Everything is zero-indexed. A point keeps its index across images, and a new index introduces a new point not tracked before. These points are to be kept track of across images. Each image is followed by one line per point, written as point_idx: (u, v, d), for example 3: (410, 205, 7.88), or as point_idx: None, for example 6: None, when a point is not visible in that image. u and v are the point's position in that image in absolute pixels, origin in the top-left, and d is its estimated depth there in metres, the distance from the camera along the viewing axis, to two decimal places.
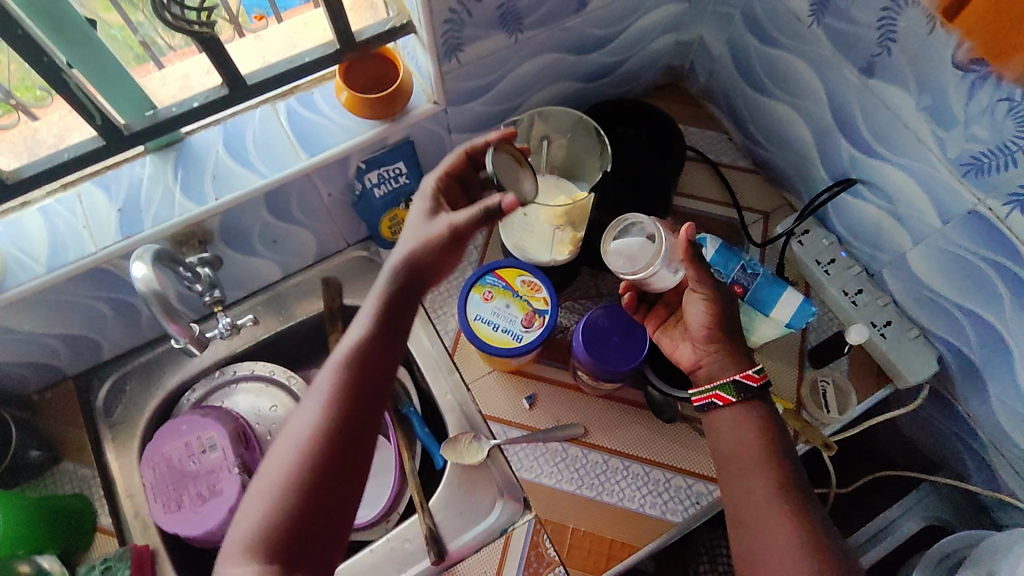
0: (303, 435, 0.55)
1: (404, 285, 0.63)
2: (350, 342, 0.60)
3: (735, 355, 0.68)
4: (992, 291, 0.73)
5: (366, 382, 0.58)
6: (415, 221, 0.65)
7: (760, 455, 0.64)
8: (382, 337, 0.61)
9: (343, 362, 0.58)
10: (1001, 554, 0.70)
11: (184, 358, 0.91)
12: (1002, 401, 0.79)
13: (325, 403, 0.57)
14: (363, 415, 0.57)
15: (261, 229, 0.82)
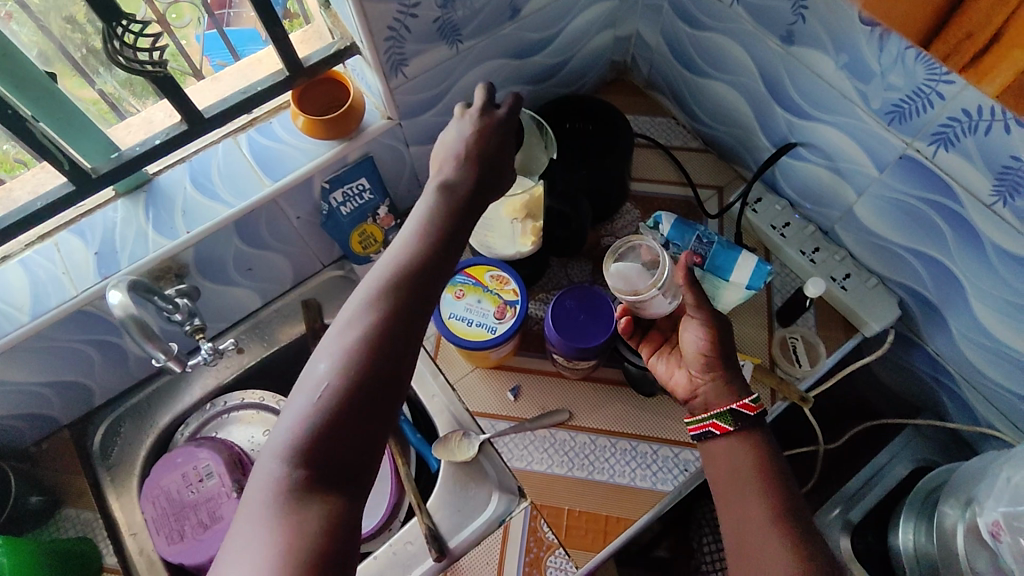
0: (348, 341, 0.53)
1: (455, 206, 0.62)
2: (403, 250, 0.58)
3: (735, 385, 0.69)
4: (936, 229, 0.77)
5: (415, 297, 0.57)
6: (462, 146, 0.66)
7: (757, 490, 0.63)
8: (436, 250, 0.60)
9: (394, 275, 0.57)
10: (977, 479, 0.72)
11: (175, 394, 0.94)
12: (963, 334, 0.82)
13: (377, 305, 0.55)
14: (409, 331, 0.56)
15: (236, 258, 0.86)
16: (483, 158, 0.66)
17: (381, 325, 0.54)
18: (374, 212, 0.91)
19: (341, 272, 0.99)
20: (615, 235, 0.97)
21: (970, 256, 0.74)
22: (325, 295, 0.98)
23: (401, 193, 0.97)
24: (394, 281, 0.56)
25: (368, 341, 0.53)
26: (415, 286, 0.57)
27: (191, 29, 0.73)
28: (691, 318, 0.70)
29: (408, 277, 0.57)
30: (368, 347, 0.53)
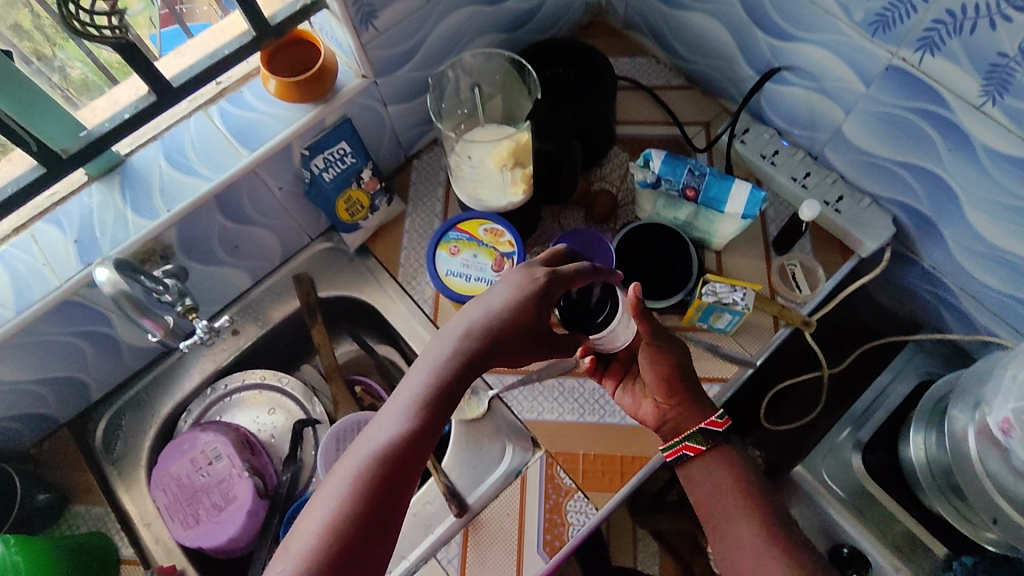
0: (359, 464, 0.56)
1: (467, 369, 0.63)
2: (405, 409, 0.60)
3: (699, 406, 0.72)
4: (927, 139, 0.76)
5: (411, 468, 0.57)
6: (512, 284, 0.67)
7: (744, 510, 0.66)
8: (447, 396, 0.61)
9: (393, 440, 0.57)
10: (983, 381, 0.73)
11: (174, 382, 0.92)
12: (959, 244, 0.82)
13: (383, 448, 0.57)
14: (404, 493, 0.56)
15: (221, 235, 0.83)
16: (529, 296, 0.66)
17: (385, 466, 0.56)
18: (357, 177, 0.88)
19: (330, 244, 0.97)
20: (604, 180, 0.96)
21: (962, 161, 0.74)
22: (316, 269, 0.96)
23: (384, 157, 0.95)
24: (393, 446, 0.57)
25: (372, 467, 0.56)
26: (419, 439, 0.58)
27: (146, 29, 0.70)
28: (647, 346, 0.72)
29: (406, 445, 0.57)
30: (376, 464, 0.56)
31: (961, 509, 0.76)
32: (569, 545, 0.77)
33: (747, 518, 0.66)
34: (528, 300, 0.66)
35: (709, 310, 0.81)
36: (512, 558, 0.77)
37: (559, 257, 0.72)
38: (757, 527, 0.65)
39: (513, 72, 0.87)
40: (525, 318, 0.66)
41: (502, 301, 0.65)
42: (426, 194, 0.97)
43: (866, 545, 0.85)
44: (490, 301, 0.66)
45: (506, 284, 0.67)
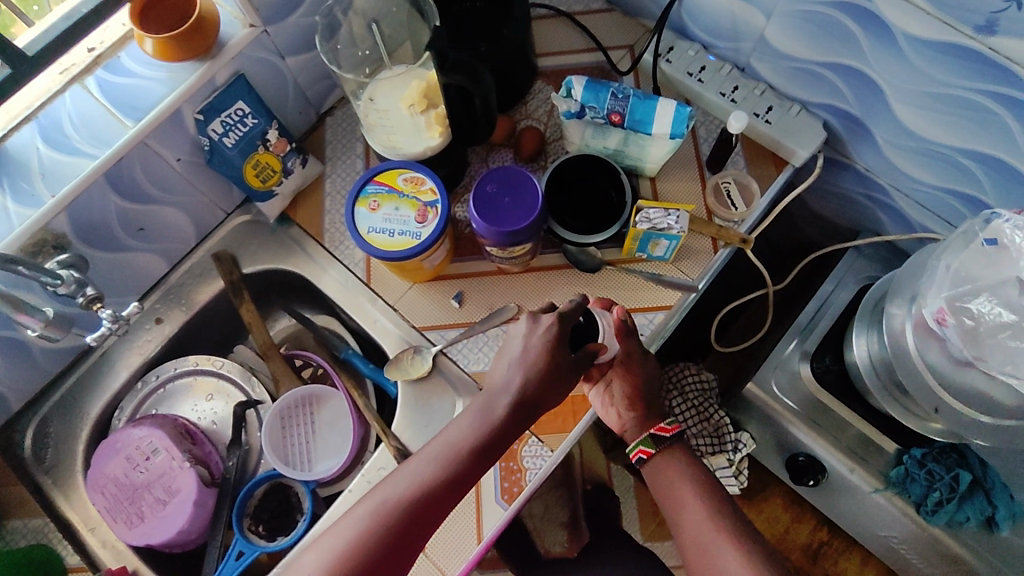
0: (373, 511, 0.63)
1: (498, 432, 0.66)
2: (425, 463, 0.65)
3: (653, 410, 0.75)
4: (849, 35, 0.74)
5: (419, 520, 0.63)
6: (538, 338, 0.69)
7: (694, 496, 0.70)
8: (480, 453, 0.66)
9: (408, 491, 0.64)
10: (919, 276, 0.73)
11: (100, 381, 0.86)
12: (888, 142, 0.82)
13: (416, 488, 0.64)
14: (421, 534, 0.64)
15: (120, 217, 0.77)
16: (553, 359, 0.67)
17: (394, 517, 0.63)
18: (263, 139, 0.82)
19: (250, 216, 0.91)
20: (529, 118, 0.91)
21: (884, 55, 0.72)
22: (237, 244, 0.90)
23: (292, 117, 0.88)
24: (406, 496, 0.63)
25: (382, 519, 0.63)
26: (440, 492, 0.64)
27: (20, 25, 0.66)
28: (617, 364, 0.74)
29: (417, 499, 0.63)
30: (387, 513, 0.63)
31: (907, 405, 0.76)
32: (528, 490, 0.76)
33: (696, 502, 0.70)
34: (555, 368, 0.67)
35: (646, 237, 0.79)
36: (472, 510, 0.76)
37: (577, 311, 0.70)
38: (703, 506, 0.69)
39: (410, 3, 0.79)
40: (548, 385, 0.67)
41: (526, 366, 0.68)
42: (345, 152, 0.91)
43: (820, 449, 0.89)
44: (518, 361, 0.68)
45: (531, 344, 0.69)
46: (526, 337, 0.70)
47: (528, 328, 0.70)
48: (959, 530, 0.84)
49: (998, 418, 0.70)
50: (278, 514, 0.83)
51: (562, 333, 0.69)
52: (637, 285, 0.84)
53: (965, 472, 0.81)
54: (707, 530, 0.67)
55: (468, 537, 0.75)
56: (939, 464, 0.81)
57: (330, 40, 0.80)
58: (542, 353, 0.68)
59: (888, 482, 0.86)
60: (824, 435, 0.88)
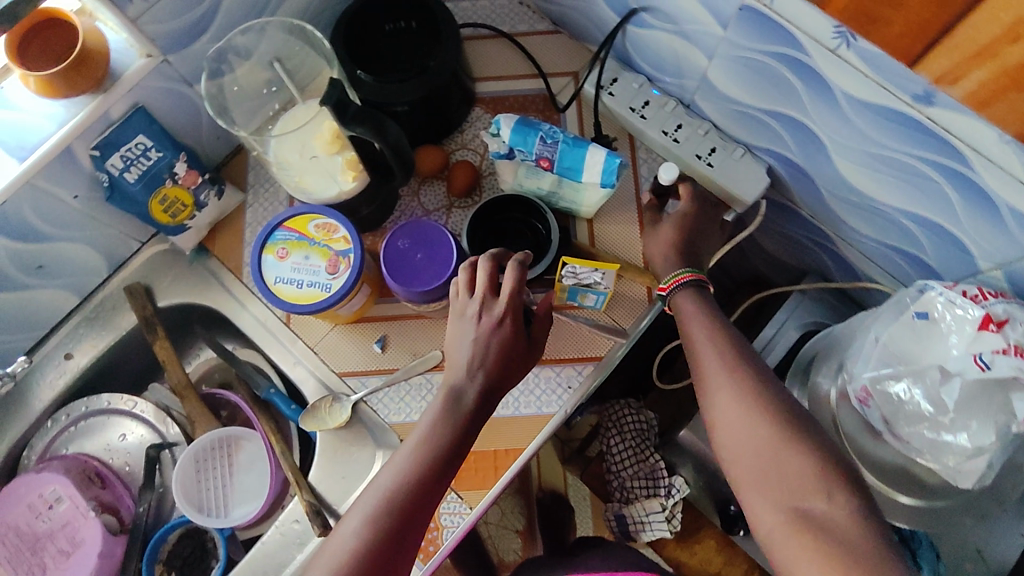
0: (355, 541, 0.54)
1: (472, 416, 0.60)
2: (400, 472, 0.57)
3: (661, 269, 0.73)
4: (789, 86, 0.70)
5: (408, 537, 0.56)
6: (491, 320, 0.61)
7: (705, 343, 0.60)
8: (457, 441, 0.59)
9: (387, 501, 0.56)
10: (849, 343, 0.71)
11: (6, 420, 0.83)
12: (833, 193, 0.78)
13: (399, 485, 0.57)
14: (419, 529, 0.56)
15: (12, 257, 0.72)
16: (512, 341, 0.62)
17: (380, 540, 0.54)
18: (170, 172, 0.77)
19: (166, 245, 0.86)
20: (465, 148, 0.87)
21: (825, 109, 0.69)
22: (154, 275, 0.86)
23: (210, 144, 0.83)
24: (385, 513, 0.55)
25: (367, 542, 0.54)
26: (427, 487, 0.57)
27: None
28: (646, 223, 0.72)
29: (401, 512, 0.56)
30: (379, 519, 0.55)
31: None
32: (443, 549, 0.74)
33: (700, 340, 0.61)
34: (513, 346, 0.62)
35: (573, 291, 0.76)
36: None
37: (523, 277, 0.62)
38: (718, 356, 0.59)
39: (310, 35, 0.76)
40: (510, 371, 0.62)
41: (487, 354, 0.61)
42: (267, 181, 0.86)
43: None
44: (475, 355, 0.61)
45: (487, 332, 0.61)
46: (476, 328, 0.62)
47: (476, 311, 0.62)
48: None
49: (919, 496, 0.68)
50: (190, 561, 0.80)
51: (513, 314, 0.62)
52: (568, 333, 0.81)
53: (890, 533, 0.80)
54: (713, 373, 0.58)
55: None
56: None
57: (218, 81, 0.76)
58: (504, 346, 0.61)
59: None
60: None
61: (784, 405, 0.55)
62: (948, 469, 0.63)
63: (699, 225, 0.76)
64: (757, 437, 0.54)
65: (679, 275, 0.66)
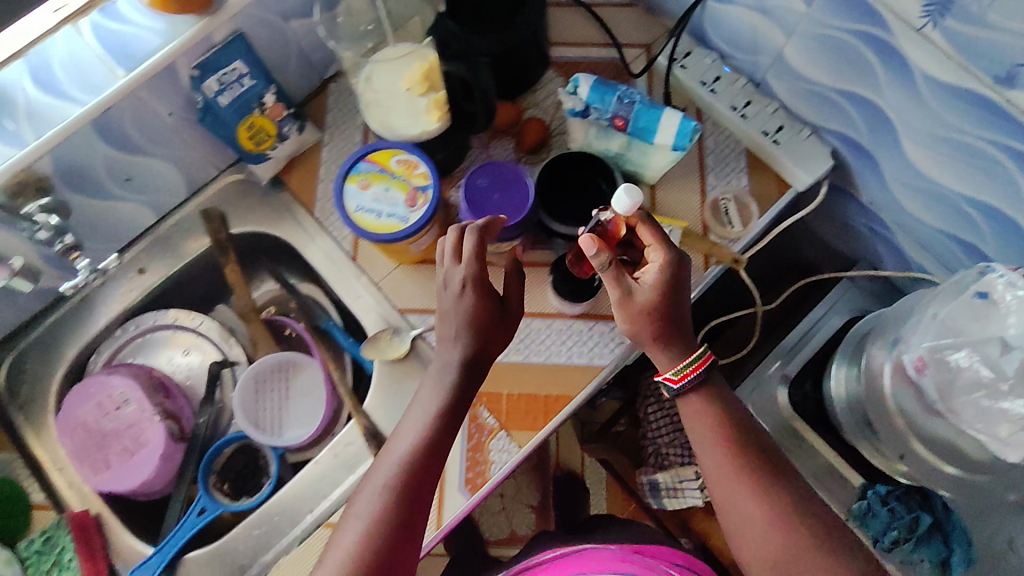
0: (371, 514, 0.60)
1: (456, 396, 0.65)
2: (407, 444, 0.63)
3: (660, 356, 0.67)
4: (869, 67, 0.72)
5: (421, 497, 0.62)
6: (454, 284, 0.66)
7: (722, 447, 0.64)
8: (446, 426, 0.65)
9: (389, 488, 0.61)
10: (904, 319, 0.73)
11: (78, 325, 0.87)
12: (896, 178, 0.80)
13: (398, 472, 0.62)
14: (420, 511, 0.62)
15: (107, 167, 0.76)
16: (477, 302, 0.65)
17: (395, 504, 0.60)
18: (260, 102, 0.80)
19: (241, 176, 0.89)
20: (537, 107, 0.90)
21: (900, 90, 0.71)
22: (228, 202, 0.90)
23: (293, 81, 0.86)
24: (398, 482, 0.61)
25: (383, 509, 0.60)
26: (423, 468, 0.62)
27: None
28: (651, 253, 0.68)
29: (411, 476, 0.62)
30: (384, 507, 0.60)
31: (880, 449, 0.76)
32: (491, 482, 0.79)
33: (713, 441, 0.65)
34: (483, 311, 0.66)
35: None
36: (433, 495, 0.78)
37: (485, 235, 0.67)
38: (721, 447, 0.64)
39: None
40: (494, 334, 0.66)
41: (473, 321, 0.65)
42: (344, 122, 0.90)
43: None
44: (459, 323, 0.65)
45: (465, 296, 0.65)
46: (447, 292, 0.66)
47: (450, 275, 0.66)
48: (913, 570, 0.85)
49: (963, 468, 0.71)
50: (244, 475, 0.84)
51: (474, 276, 0.65)
52: None
53: (926, 514, 0.83)
54: (735, 481, 0.63)
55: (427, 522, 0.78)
56: (902, 503, 0.84)
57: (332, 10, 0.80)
58: (478, 304, 0.65)
59: (850, 514, 0.87)
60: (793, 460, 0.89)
61: (787, 496, 0.62)
62: (997, 441, 0.64)
63: (680, 290, 0.67)
64: (779, 547, 0.60)
65: (691, 365, 0.66)
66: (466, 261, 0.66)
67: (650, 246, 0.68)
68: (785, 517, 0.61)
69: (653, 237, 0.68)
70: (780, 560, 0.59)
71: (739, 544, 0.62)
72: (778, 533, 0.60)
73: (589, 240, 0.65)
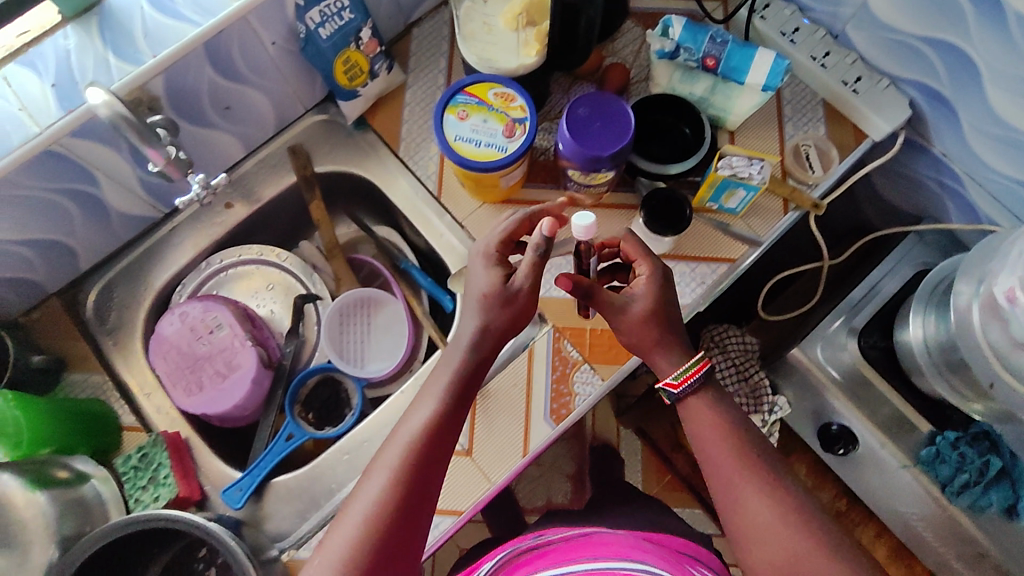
0: (383, 486, 0.58)
1: (472, 373, 0.65)
2: (416, 424, 0.62)
3: (663, 362, 0.67)
4: (958, 11, 0.74)
5: (429, 478, 0.60)
6: (480, 258, 0.69)
7: (727, 448, 0.63)
8: (460, 403, 0.64)
9: (403, 460, 0.59)
10: (990, 257, 0.75)
11: (164, 256, 0.88)
12: (974, 127, 0.82)
13: (412, 443, 0.60)
14: (432, 487, 0.60)
15: (210, 93, 0.77)
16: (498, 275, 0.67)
17: (403, 484, 0.58)
18: (357, 36, 0.81)
19: (325, 116, 0.92)
20: (616, 56, 0.91)
21: (990, 33, 0.72)
22: (312, 142, 0.91)
23: (383, 22, 0.88)
24: (407, 460, 0.59)
25: (392, 488, 0.58)
26: (438, 440, 0.61)
27: None
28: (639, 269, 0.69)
29: (420, 456, 0.60)
30: (399, 478, 0.58)
31: (956, 384, 0.80)
32: (575, 414, 0.80)
33: (719, 442, 0.64)
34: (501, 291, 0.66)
35: (723, 185, 0.78)
36: (520, 424, 0.80)
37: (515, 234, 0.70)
38: (724, 441, 0.64)
39: None
40: (515, 316, 0.66)
41: (491, 301, 0.66)
42: (428, 65, 0.91)
43: (854, 422, 0.92)
44: (477, 304, 0.66)
45: (489, 275, 0.67)
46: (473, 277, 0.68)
47: (477, 260, 0.69)
48: (980, 514, 0.86)
49: None
50: (327, 405, 0.86)
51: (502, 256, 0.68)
52: (707, 234, 0.85)
53: (996, 459, 0.83)
54: (742, 483, 0.61)
55: (514, 449, 0.79)
56: (971, 449, 0.84)
57: None
58: (504, 282, 0.66)
59: (917, 460, 0.89)
60: (862, 408, 0.91)
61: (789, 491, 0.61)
62: None
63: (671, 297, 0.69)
64: (791, 551, 0.57)
65: (690, 370, 0.66)
66: (488, 247, 0.69)
67: (637, 260, 0.69)
68: (794, 521, 0.59)
69: (640, 253, 0.69)
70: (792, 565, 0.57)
71: (750, 554, 0.60)
72: (788, 537, 0.58)
73: (563, 280, 0.63)
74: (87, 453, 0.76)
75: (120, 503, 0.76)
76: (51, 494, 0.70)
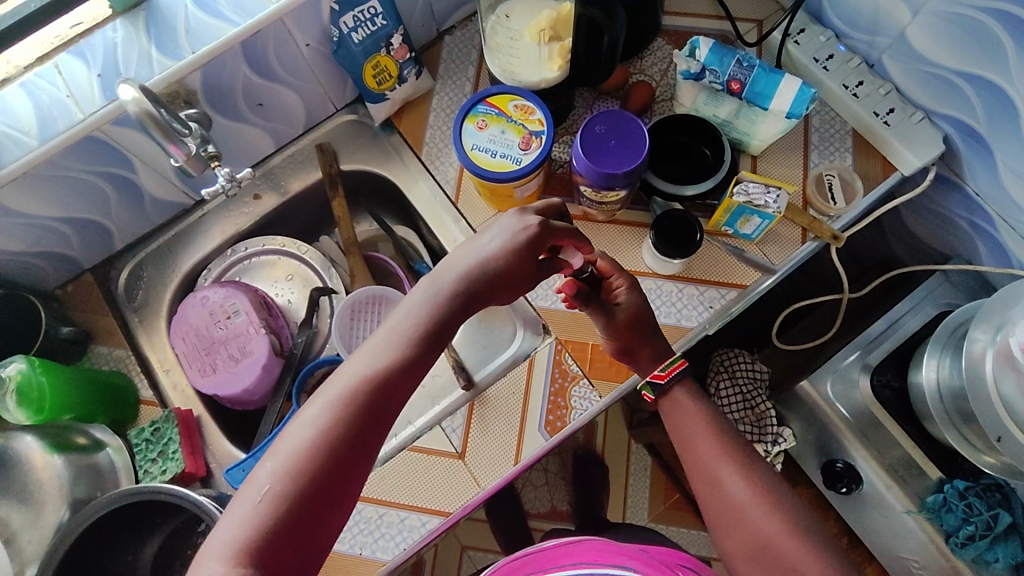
0: (330, 410, 0.54)
1: (443, 318, 0.61)
2: (379, 356, 0.57)
3: (648, 361, 0.72)
4: (999, 48, 0.71)
5: (381, 417, 0.55)
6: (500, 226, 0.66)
7: (698, 443, 0.66)
8: (424, 346, 0.59)
9: (360, 389, 0.55)
10: (1013, 303, 0.74)
11: (193, 240, 0.93)
12: (1009, 167, 0.78)
13: (369, 375, 0.56)
14: (382, 425, 0.56)
15: (245, 89, 0.81)
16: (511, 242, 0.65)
17: (354, 415, 0.54)
18: (387, 42, 0.83)
19: (355, 116, 0.95)
20: (643, 73, 0.90)
21: None
22: (340, 142, 0.95)
23: (415, 28, 0.90)
24: (363, 390, 0.55)
25: (344, 413, 0.54)
26: (399, 378, 0.57)
27: None
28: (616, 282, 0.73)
29: (374, 391, 0.55)
30: (348, 408, 0.54)
31: (967, 434, 0.79)
32: (570, 427, 0.80)
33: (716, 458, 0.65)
34: (505, 265, 0.64)
35: (739, 212, 0.78)
36: (515, 432, 0.81)
37: (549, 212, 0.71)
38: (704, 437, 0.66)
39: None
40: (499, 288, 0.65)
41: (489, 264, 0.64)
42: (456, 73, 0.92)
43: (862, 463, 0.89)
44: (480, 264, 0.64)
45: (508, 240, 0.65)
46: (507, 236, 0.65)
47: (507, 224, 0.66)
48: (985, 569, 0.84)
49: None
50: None
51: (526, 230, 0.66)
52: (720, 259, 0.84)
53: (1006, 514, 0.82)
54: (716, 470, 0.63)
55: (506, 455, 0.80)
56: (980, 500, 0.82)
57: None
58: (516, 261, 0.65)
59: (923, 507, 0.86)
60: (870, 449, 0.88)
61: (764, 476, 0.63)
62: None
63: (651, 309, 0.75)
64: (763, 531, 0.59)
65: (674, 363, 0.71)
66: (546, 223, 0.67)
67: (613, 277, 0.73)
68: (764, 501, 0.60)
69: (611, 265, 0.73)
70: (763, 543, 0.58)
71: (722, 534, 0.61)
72: (762, 518, 0.59)
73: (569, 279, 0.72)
74: (106, 422, 0.81)
75: (130, 472, 0.80)
76: (68, 458, 0.76)
